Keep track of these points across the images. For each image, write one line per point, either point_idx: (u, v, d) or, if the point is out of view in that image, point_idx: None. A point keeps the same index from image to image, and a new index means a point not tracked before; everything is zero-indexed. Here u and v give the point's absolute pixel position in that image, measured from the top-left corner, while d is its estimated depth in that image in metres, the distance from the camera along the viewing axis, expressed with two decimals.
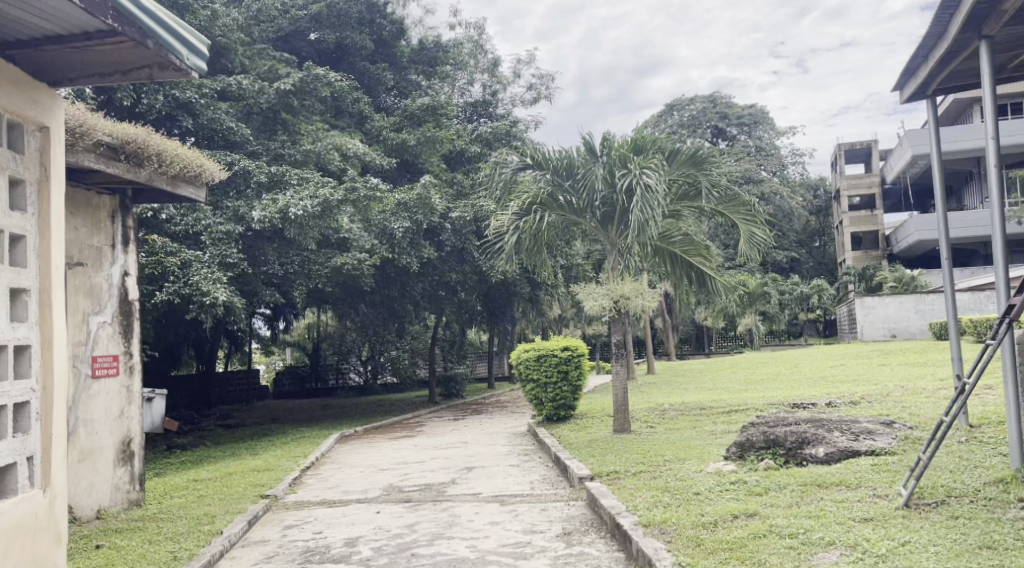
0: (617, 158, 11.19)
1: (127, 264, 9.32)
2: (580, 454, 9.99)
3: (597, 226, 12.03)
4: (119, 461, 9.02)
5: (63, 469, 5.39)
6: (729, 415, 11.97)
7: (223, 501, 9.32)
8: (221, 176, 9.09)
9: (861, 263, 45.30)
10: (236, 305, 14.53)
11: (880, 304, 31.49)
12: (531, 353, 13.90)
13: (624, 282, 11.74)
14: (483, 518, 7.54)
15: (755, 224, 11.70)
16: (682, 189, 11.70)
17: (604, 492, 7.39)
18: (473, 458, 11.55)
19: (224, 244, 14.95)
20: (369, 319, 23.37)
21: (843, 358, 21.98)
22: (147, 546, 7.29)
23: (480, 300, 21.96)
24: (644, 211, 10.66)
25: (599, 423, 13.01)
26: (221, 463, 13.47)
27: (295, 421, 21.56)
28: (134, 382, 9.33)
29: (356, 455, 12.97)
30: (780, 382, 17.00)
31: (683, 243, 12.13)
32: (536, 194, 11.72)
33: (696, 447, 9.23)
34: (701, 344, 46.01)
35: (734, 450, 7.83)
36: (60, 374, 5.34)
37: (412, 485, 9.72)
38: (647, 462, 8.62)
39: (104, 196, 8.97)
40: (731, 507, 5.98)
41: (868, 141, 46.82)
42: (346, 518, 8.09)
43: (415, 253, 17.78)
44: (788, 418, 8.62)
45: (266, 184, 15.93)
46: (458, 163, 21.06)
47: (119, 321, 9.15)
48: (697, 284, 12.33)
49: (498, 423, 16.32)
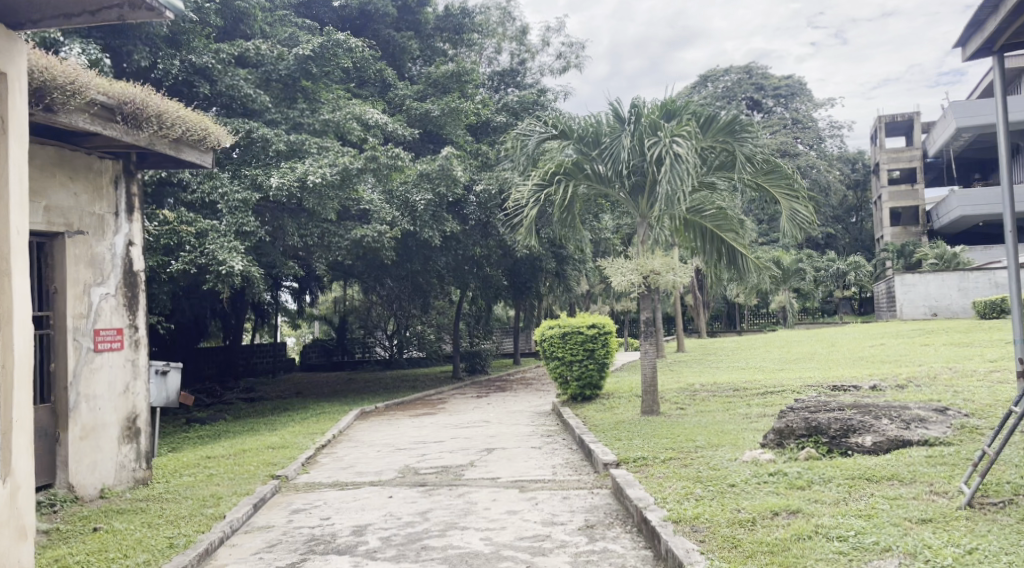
0: (647, 125, 10.51)
1: (131, 233, 8.90)
2: (606, 437, 9.48)
3: (626, 197, 11.37)
4: (124, 439, 8.64)
5: (28, 458, 5.13)
6: (764, 398, 11.37)
7: (232, 481, 8.92)
8: (228, 140, 8.62)
9: (899, 239, 44.23)
10: (255, 276, 14.17)
11: (921, 282, 30.62)
12: (556, 330, 13.38)
13: (654, 257, 11.14)
14: (500, 507, 7.06)
15: (798, 201, 10.96)
16: (718, 160, 11.02)
17: (631, 482, 6.88)
18: (494, 438, 11.08)
19: (241, 213, 14.56)
20: (394, 292, 22.97)
21: (882, 338, 21.24)
22: (145, 530, 6.87)
23: (506, 275, 21.43)
24: (675, 182, 10.00)
25: (626, 403, 12.49)
26: (238, 440, 13.15)
27: (318, 396, 21.28)
28: (140, 356, 8.94)
29: (375, 433, 12.58)
30: (817, 362, 16.36)
31: (716, 218, 11.48)
32: (560, 164, 11.12)
33: (730, 433, 8.69)
34: (732, 322, 45.23)
35: (773, 438, 7.32)
36: (20, 351, 5.11)
37: (429, 467, 9.28)
38: (677, 448, 8.10)
39: (105, 161, 8.54)
40: (771, 503, 5.46)
41: (909, 113, 45.50)
42: (357, 502, 7.65)
43: (437, 226, 17.30)
44: (830, 403, 8.07)
45: (285, 153, 15.50)
46: (483, 134, 20.40)
47: (124, 292, 8.75)
48: (729, 260, 11.67)
49: (522, 401, 15.87)
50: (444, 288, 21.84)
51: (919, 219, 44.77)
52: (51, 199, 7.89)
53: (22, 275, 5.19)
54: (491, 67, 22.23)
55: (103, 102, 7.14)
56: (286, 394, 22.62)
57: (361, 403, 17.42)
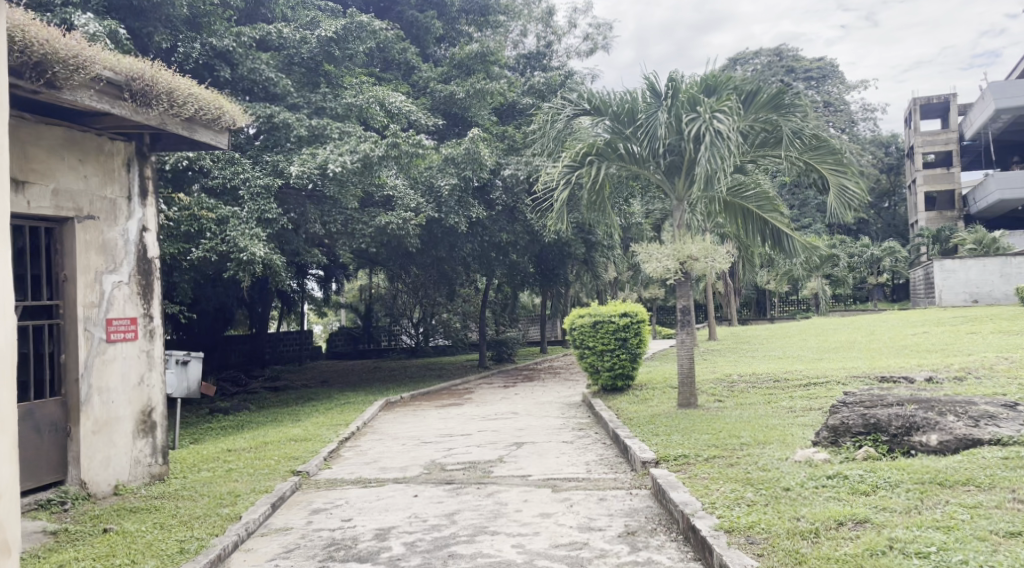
0: (685, 100, 9.93)
1: (146, 218, 8.48)
2: (642, 432, 8.99)
3: (662, 178, 10.82)
4: (138, 433, 8.27)
5: (10, 461, 4.43)
6: (806, 390, 10.88)
7: (252, 477, 8.55)
8: (244, 119, 8.17)
9: (935, 224, 43.27)
10: (276, 263, 13.82)
11: (962, 268, 29.79)
12: (586, 319, 12.89)
13: (691, 241, 10.58)
14: (533, 509, 6.61)
15: (847, 177, 10.34)
16: (761, 138, 10.44)
17: (674, 483, 6.44)
18: (524, 432, 10.62)
19: (263, 199, 14.20)
20: (419, 280, 22.57)
21: (923, 325, 20.58)
22: (156, 532, 6.50)
23: (533, 261, 20.94)
24: (715, 161, 9.46)
25: (660, 395, 11.99)
26: (261, 431, 12.83)
27: (343, 385, 20.97)
28: (156, 347, 8.54)
29: (400, 425, 12.19)
30: (858, 351, 15.78)
31: (757, 199, 10.93)
32: (591, 145, 10.60)
33: (776, 431, 8.19)
34: (762, 309, 44.48)
35: (827, 435, 6.99)
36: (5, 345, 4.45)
37: (456, 463, 8.85)
38: (721, 446, 7.67)
39: (117, 143, 8.15)
40: (833, 511, 5.12)
41: (945, 95, 44.36)
42: (380, 502, 7.23)
43: (464, 212, 16.82)
44: (886, 397, 7.64)
45: (306, 137, 15.12)
46: (509, 117, 19.98)
47: (138, 280, 8.33)
48: (772, 242, 11.09)
49: (551, 391, 15.42)
50: (470, 276, 21.40)
51: (955, 204, 43.72)
52: (60, 182, 7.52)
53: (3, 250, 4.43)
54: (517, 49, 21.21)
55: (110, 79, 6.75)
56: (312, 383, 22.36)
57: (387, 393, 17.07)
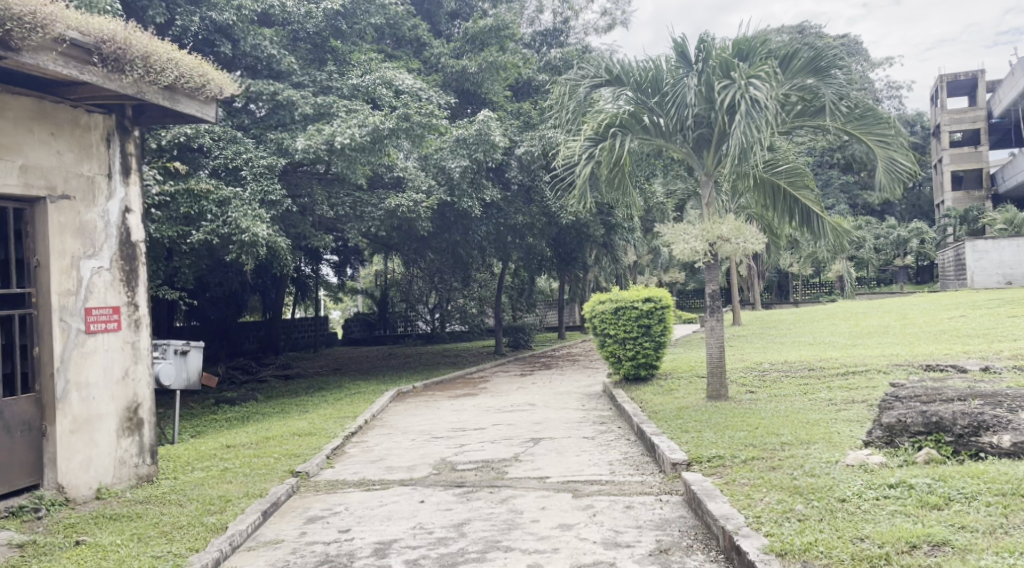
0: (717, 65, 9.12)
1: (129, 198, 7.79)
2: (670, 427, 8.29)
3: (689, 153, 10.03)
4: (123, 432, 7.61)
5: None
6: (846, 380, 10.14)
7: (246, 478, 7.90)
8: (232, 88, 7.49)
9: (961, 204, 42.27)
10: (280, 246, 13.17)
11: (996, 249, 28.78)
12: (607, 305, 12.16)
13: (722, 220, 9.81)
14: (552, 519, 5.91)
15: (896, 149, 9.43)
16: (797, 108, 9.64)
17: (711, 490, 5.75)
18: (541, 426, 9.91)
19: (267, 179, 13.61)
20: (434, 265, 21.88)
21: (958, 308, 19.76)
22: (132, 546, 5.84)
23: (550, 245, 20.24)
24: (750, 132, 8.67)
25: (687, 385, 11.29)
26: (265, 424, 12.20)
27: (356, 373, 20.39)
28: (142, 339, 7.87)
29: (410, 418, 11.53)
30: (894, 336, 15.05)
31: (789, 174, 10.11)
32: (614, 117, 9.75)
33: (820, 427, 7.44)
34: (784, 293, 43.56)
35: (881, 435, 6.30)
36: None
37: (467, 462, 8.15)
38: (760, 445, 6.98)
39: (95, 115, 7.45)
40: (904, 531, 4.44)
41: (974, 71, 43.13)
42: (383, 509, 6.57)
43: (477, 194, 15.99)
44: (946, 390, 6.88)
45: (312, 116, 14.41)
46: (524, 94, 19.19)
47: (121, 265, 7.65)
48: (802, 222, 10.26)
49: (570, 380, 14.74)
50: (485, 260, 20.73)
51: (983, 182, 42.60)
52: (28, 158, 6.86)
53: None
54: (534, 26, 20.44)
55: (75, 40, 6.05)
56: (324, 370, 21.84)
57: (400, 382, 16.43)
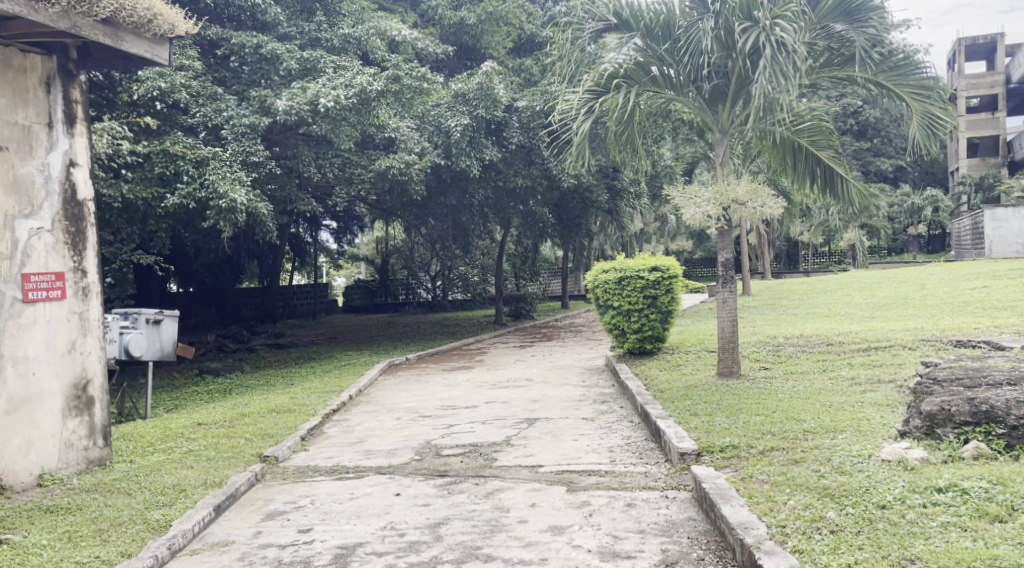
0: (737, 5, 8.18)
1: (75, 151, 6.96)
2: (678, 410, 7.49)
3: (702, 107, 9.13)
4: (70, 412, 6.85)
5: None
6: (869, 357, 9.35)
7: (209, 464, 7.13)
8: (184, 24, 6.92)
9: (976, 171, 41.18)
10: (261, 212, 12.36)
11: (1015, 217, 27.81)
12: (610, 275, 11.34)
13: (737, 183, 8.91)
14: (542, 520, 5.15)
15: (933, 103, 8.49)
16: (825, 56, 8.78)
17: (725, 490, 4.96)
18: (538, 404, 9.12)
19: (249, 139, 12.68)
20: (435, 231, 21.02)
21: (977, 278, 18.94)
22: (58, 547, 5.08)
23: (553, 211, 19.39)
24: (776, 80, 7.78)
25: (695, 360, 10.52)
26: (246, 398, 11.46)
27: (350, 342, 19.69)
28: (91, 309, 7.08)
29: (399, 394, 10.76)
30: (914, 308, 14.23)
31: (813, 132, 9.20)
32: (617, 67, 8.88)
33: (846, 413, 6.64)
34: (793, 262, 42.66)
35: (921, 425, 5.50)
36: None
37: (454, 447, 7.37)
38: (781, 434, 6.17)
39: (31, 57, 6.64)
40: (963, 553, 3.64)
41: (992, 34, 41.80)
42: (354, 504, 5.80)
43: (476, 154, 14.94)
44: (994, 372, 6.04)
45: (298, 71, 13.45)
46: (527, 50, 18.22)
47: (65, 227, 6.84)
48: (826, 187, 9.35)
49: (572, 353, 13.98)
50: (486, 226, 19.89)
51: (999, 149, 41.43)
52: None
53: None
54: None
55: None
56: (319, 339, 21.15)
57: (393, 353, 15.69)
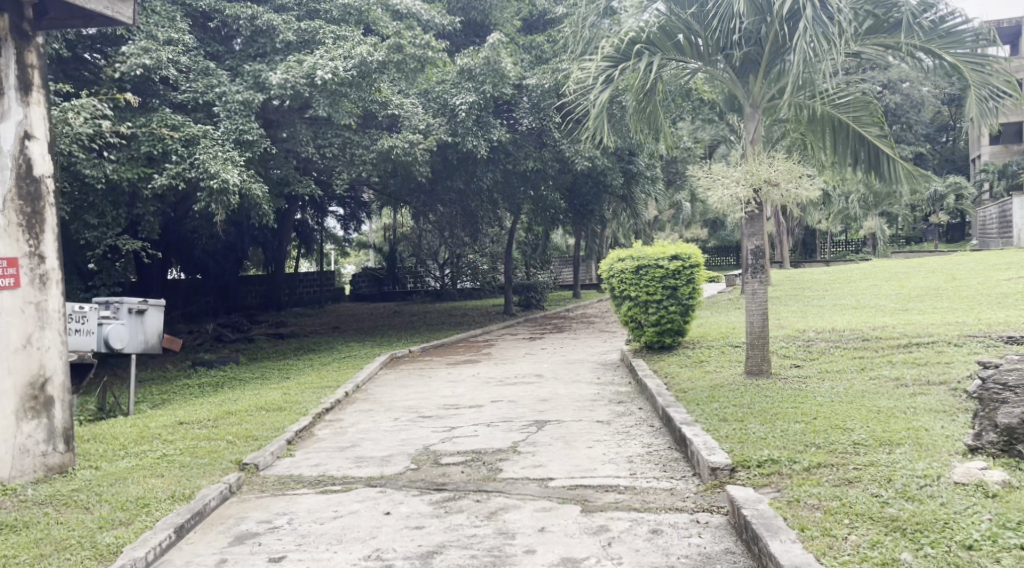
0: None
1: (30, 122, 6.22)
2: (704, 413, 6.70)
3: (732, 78, 8.32)
4: (25, 414, 6.13)
5: None
6: (911, 354, 8.54)
7: (182, 472, 6.37)
8: None
9: (999, 158, 40.07)
10: (256, 193, 11.56)
11: None
12: (627, 263, 10.53)
13: (771, 160, 8.06)
14: (554, 550, 4.39)
15: (992, 74, 7.65)
16: (869, 22, 7.92)
17: (770, 518, 4.19)
18: (548, 405, 8.34)
19: (243, 116, 11.88)
20: (443, 217, 20.24)
21: (1010, 268, 18.07)
22: None
23: (565, 197, 18.57)
24: (818, 45, 7.00)
25: (719, 355, 9.73)
26: (236, 393, 10.73)
27: (354, 333, 18.96)
28: (51, 299, 6.34)
29: (399, 390, 10.00)
30: (951, 299, 13.38)
31: (853, 106, 8.39)
32: (640, 32, 8.06)
33: (897, 420, 5.86)
34: (810, 251, 41.66)
35: (997, 440, 4.74)
36: None
37: (455, 454, 6.60)
38: (827, 445, 5.38)
39: None
40: None
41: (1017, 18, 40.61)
42: (336, 525, 5.05)
43: (483, 133, 14.14)
44: None
45: (295, 44, 12.69)
46: (538, 26, 17.45)
47: (17, 206, 6.10)
48: (867, 167, 8.52)
49: (584, 345, 13.17)
50: (495, 212, 19.10)
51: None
52: None
53: None
54: None
55: None
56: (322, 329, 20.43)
57: (397, 345, 14.93)
